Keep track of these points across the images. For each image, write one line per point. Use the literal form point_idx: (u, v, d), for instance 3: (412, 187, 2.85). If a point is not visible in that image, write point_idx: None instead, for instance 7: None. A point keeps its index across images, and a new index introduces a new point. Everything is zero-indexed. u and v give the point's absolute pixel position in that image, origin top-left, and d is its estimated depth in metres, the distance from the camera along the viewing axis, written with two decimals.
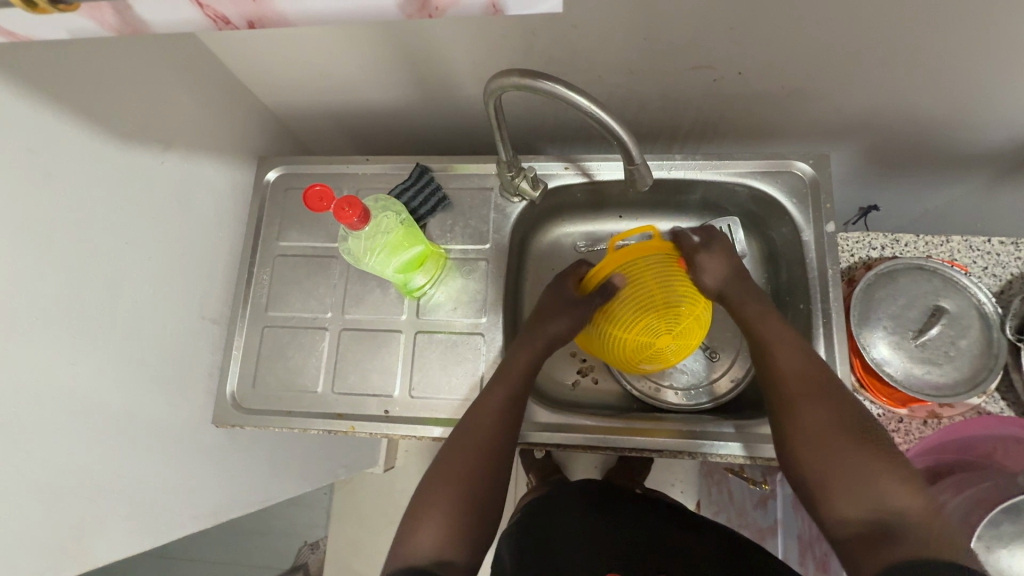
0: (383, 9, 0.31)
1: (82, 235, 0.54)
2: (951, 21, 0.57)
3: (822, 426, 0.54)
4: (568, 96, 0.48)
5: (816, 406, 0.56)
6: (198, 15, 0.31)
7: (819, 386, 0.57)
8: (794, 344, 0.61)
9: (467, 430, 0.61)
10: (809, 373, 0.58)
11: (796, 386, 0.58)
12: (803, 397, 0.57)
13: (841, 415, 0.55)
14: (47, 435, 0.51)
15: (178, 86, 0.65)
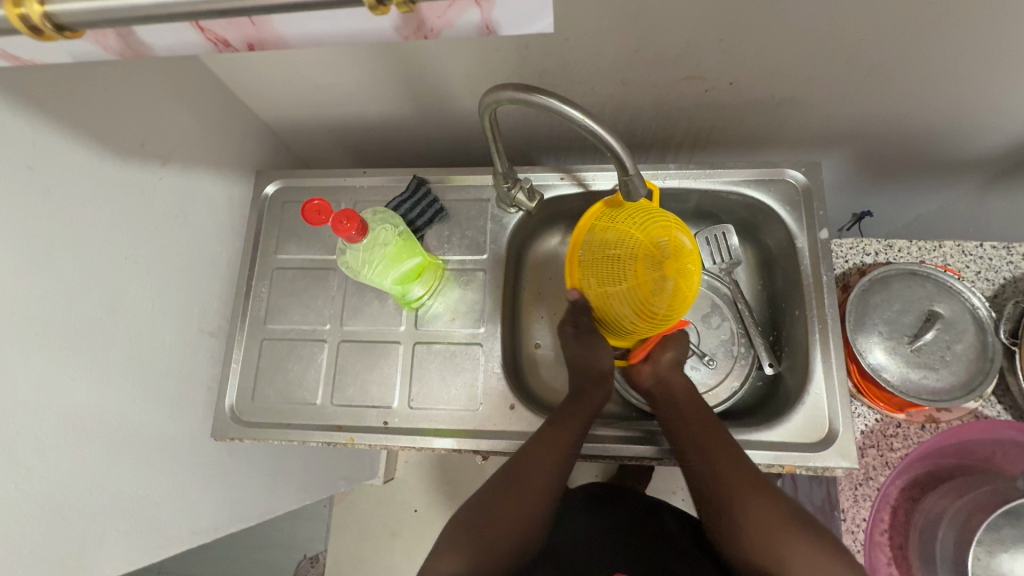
0: (381, 32, 0.32)
1: (82, 250, 0.55)
2: (937, 30, 0.58)
3: (766, 526, 0.58)
4: (562, 110, 0.48)
5: (755, 500, 0.59)
6: (200, 39, 0.32)
7: (751, 476, 0.60)
8: (720, 431, 0.63)
9: (517, 470, 0.63)
10: (740, 465, 0.60)
11: (735, 481, 0.60)
12: (744, 490, 0.59)
13: (778, 506, 0.59)
14: (48, 451, 0.52)
15: (177, 103, 0.66)
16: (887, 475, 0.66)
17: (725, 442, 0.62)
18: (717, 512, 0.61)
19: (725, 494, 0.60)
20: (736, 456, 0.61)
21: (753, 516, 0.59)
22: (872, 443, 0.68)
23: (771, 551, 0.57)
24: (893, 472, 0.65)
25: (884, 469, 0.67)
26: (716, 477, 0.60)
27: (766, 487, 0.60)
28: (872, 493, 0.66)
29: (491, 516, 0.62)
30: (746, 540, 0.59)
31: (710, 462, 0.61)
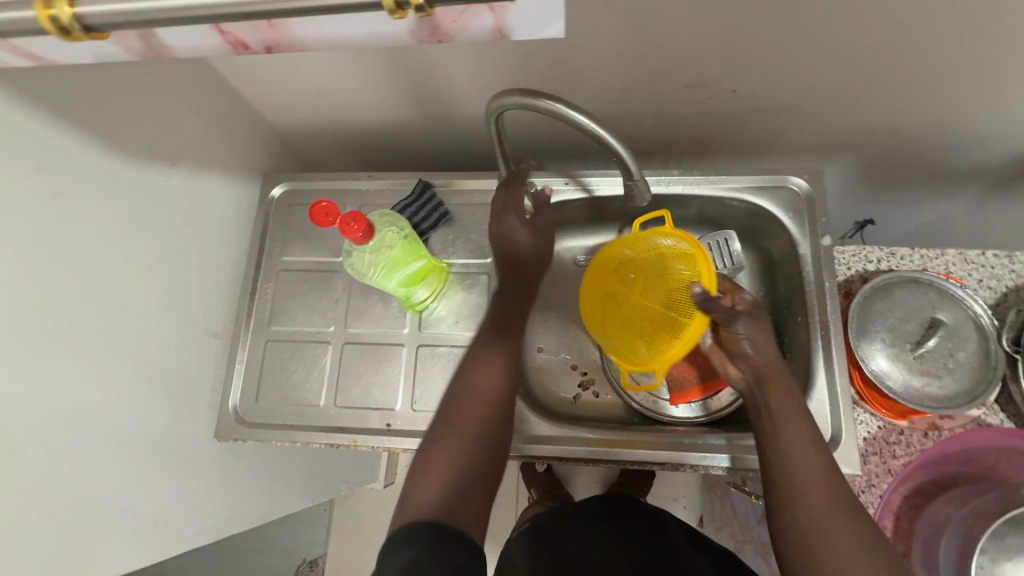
0: (396, 36, 0.32)
1: (90, 249, 0.55)
2: (938, 40, 0.59)
3: (846, 544, 0.50)
4: (569, 115, 0.49)
5: (838, 516, 0.51)
6: (219, 41, 0.32)
7: (840, 494, 0.53)
8: (813, 442, 0.55)
9: (452, 427, 0.59)
10: (826, 477, 0.53)
11: (818, 496, 0.52)
12: (824, 503, 0.52)
13: (860, 525, 0.51)
14: (52, 448, 0.52)
15: (186, 105, 0.66)
16: (890, 483, 0.66)
17: (823, 456, 0.54)
18: (786, 525, 0.53)
19: (811, 514, 0.52)
20: (824, 467, 0.54)
21: (834, 538, 0.50)
22: (875, 451, 0.68)
23: (838, 561, 0.50)
24: (895, 479, 0.65)
25: (886, 477, 0.67)
26: (798, 492, 0.53)
27: (846, 504, 0.52)
28: (875, 500, 0.66)
29: (439, 462, 0.56)
30: (814, 552, 0.51)
31: (794, 470, 0.53)
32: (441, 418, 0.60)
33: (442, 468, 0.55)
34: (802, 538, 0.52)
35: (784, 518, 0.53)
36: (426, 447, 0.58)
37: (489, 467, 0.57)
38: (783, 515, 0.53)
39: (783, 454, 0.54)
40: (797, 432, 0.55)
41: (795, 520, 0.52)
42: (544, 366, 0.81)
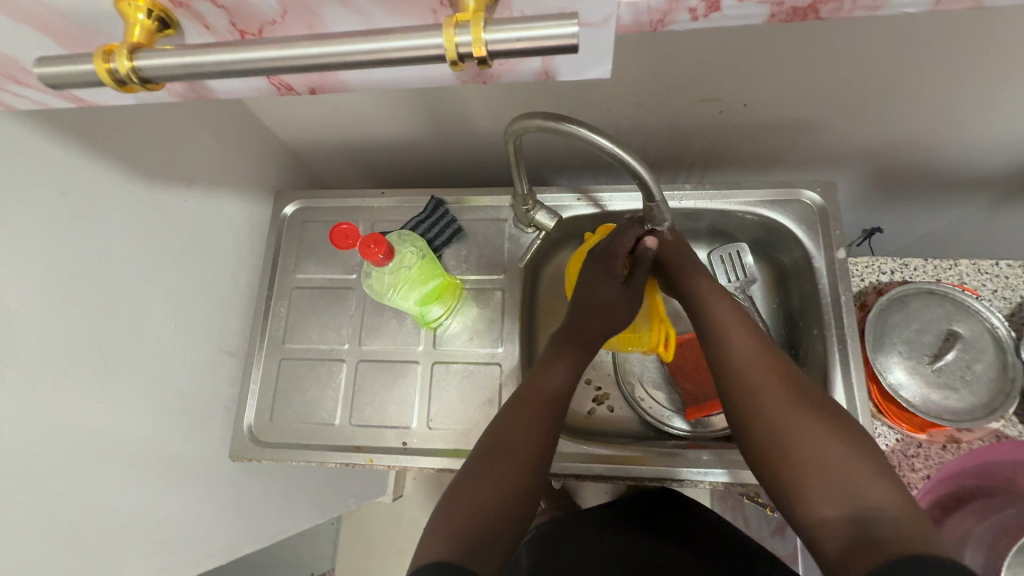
0: (444, 79, 0.33)
1: (109, 272, 0.55)
2: (951, 55, 0.59)
3: (775, 394, 0.54)
4: (592, 138, 0.49)
5: (766, 373, 0.55)
6: (265, 85, 0.34)
7: (768, 355, 0.57)
8: (737, 313, 0.61)
9: (477, 460, 0.56)
10: (755, 342, 0.58)
11: (746, 357, 0.57)
12: (751, 364, 0.56)
13: (789, 380, 0.55)
14: (71, 474, 0.52)
15: (202, 126, 0.66)
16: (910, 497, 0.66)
17: (745, 322, 0.60)
18: (725, 390, 0.57)
19: (739, 371, 0.56)
20: (751, 333, 0.59)
21: (763, 388, 0.55)
22: (893, 463, 0.67)
23: (771, 414, 0.53)
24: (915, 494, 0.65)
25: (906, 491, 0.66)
26: (726, 353, 0.58)
27: (770, 359, 0.57)
28: None
29: (463, 503, 0.53)
30: (756, 418, 0.54)
31: (721, 336, 0.59)
32: (478, 455, 0.57)
33: (462, 513, 0.52)
34: (740, 399, 0.55)
35: (720, 383, 0.58)
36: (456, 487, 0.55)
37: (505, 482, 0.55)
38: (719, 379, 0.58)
39: (711, 328, 0.60)
40: (720, 304, 0.61)
41: (729, 382, 0.57)
42: None
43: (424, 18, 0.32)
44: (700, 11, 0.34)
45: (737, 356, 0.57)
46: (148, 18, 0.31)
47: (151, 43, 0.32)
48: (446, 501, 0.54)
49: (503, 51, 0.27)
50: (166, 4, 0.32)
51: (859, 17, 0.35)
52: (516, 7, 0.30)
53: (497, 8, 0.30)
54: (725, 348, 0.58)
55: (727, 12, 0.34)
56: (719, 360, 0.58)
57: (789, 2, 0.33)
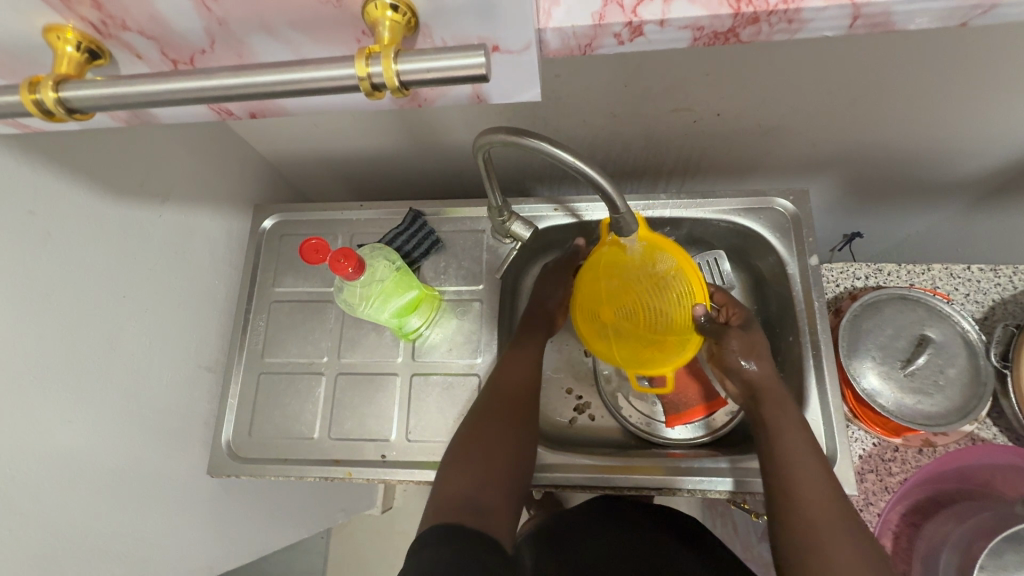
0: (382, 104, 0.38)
1: (79, 291, 0.55)
2: (914, 63, 0.60)
3: (845, 562, 0.49)
4: (553, 153, 0.49)
5: (838, 536, 0.51)
6: (207, 111, 0.38)
7: (842, 513, 0.53)
8: (815, 461, 0.56)
9: (474, 436, 0.60)
10: (829, 497, 0.54)
11: (818, 515, 0.53)
12: (824, 524, 0.52)
13: (862, 545, 0.51)
14: (43, 495, 0.51)
15: (178, 142, 0.67)
16: (887, 500, 0.66)
17: (823, 473, 0.56)
18: (787, 548, 0.53)
19: (808, 529, 0.52)
20: (828, 487, 0.55)
21: (834, 552, 0.50)
22: (871, 468, 0.67)
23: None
24: (893, 497, 0.65)
25: (884, 494, 0.66)
26: (795, 506, 0.54)
27: (844, 520, 0.52)
28: (873, 519, 0.66)
29: (465, 469, 0.57)
30: (813, 538, 0.52)
31: (793, 483, 0.55)
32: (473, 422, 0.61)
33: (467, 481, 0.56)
34: (798, 514, 0.53)
35: (781, 537, 0.54)
36: (453, 453, 0.59)
37: (500, 461, 0.58)
38: (780, 532, 0.54)
39: (777, 445, 0.58)
40: (797, 448, 0.57)
41: (793, 539, 0.52)
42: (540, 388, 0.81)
43: (350, 46, 0.34)
44: (625, 36, 0.38)
45: (805, 471, 0.55)
46: (77, 50, 0.32)
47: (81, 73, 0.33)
48: (449, 475, 0.57)
49: (417, 81, 0.28)
50: (95, 35, 0.32)
51: (780, 39, 0.39)
52: (436, 37, 0.32)
53: (418, 37, 0.32)
54: (794, 497, 0.54)
55: (651, 36, 0.39)
56: (784, 470, 0.56)
57: (708, 26, 0.37)
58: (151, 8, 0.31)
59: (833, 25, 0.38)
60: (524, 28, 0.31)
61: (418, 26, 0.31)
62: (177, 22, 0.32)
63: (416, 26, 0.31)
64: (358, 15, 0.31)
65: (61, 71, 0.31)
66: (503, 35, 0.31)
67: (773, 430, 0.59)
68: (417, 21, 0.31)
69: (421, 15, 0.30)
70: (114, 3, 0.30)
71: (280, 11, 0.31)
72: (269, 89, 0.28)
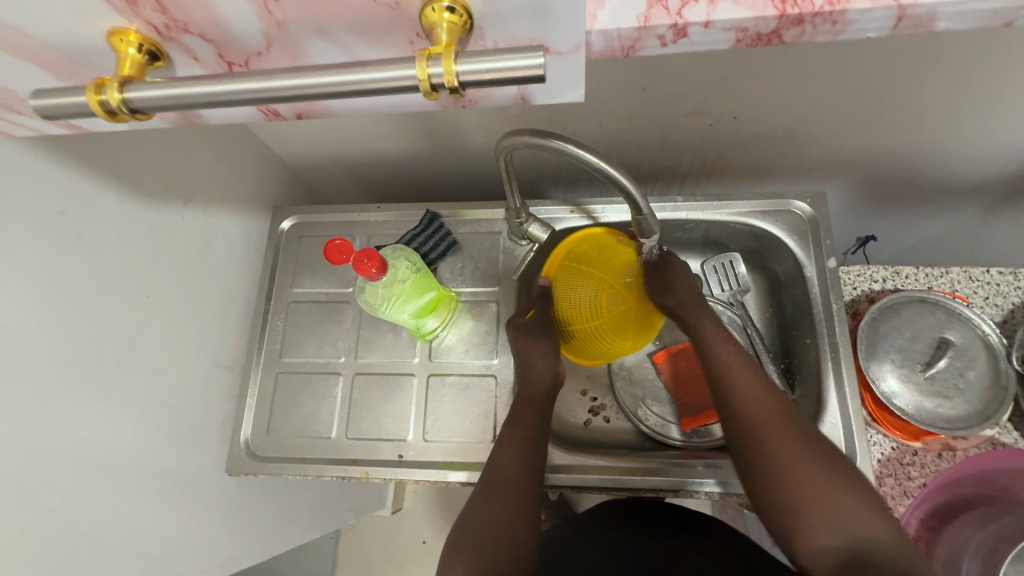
0: (425, 105, 0.37)
1: (105, 291, 0.56)
2: (933, 67, 0.60)
3: (790, 452, 0.56)
4: (577, 154, 0.50)
5: (782, 428, 0.58)
6: (253, 112, 0.38)
7: (777, 407, 0.59)
8: (747, 364, 0.62)
9: (485, 490, 0.61)
10: (769, 396, 0.60)
11: (764, 412, 0.59)
12: (768, 420, 0.58)
13: (801, 433, 0.58)
14: (67, 490, 0.52)
15: (200, 145, 0.68)
16: (907, 505, 0.65)
17: (756, 376, 0.62)
18: (738, 443, 0.59)
19: (756, 425, 0.58)
20: (759, 386, 0.61)
21: (780, 443, 0.57)
22: (889, 472, 0.67)
23: (785, 461, 0.56)
24: (913, 503, 0.64)
25: (903, 499, 0.66)
26: (742, 407, 0.60)
27: (783, 412, 0.59)
28: None
29: (477, 524, 0.59)
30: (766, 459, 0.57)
31: (736, 388, 0.61)
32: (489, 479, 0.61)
33: (494, 548, 0.57)
34: (748, 437, 0.58)
35: (733, 435, 0.60)
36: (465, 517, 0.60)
37: (506, 500, 0.60)
38: (732, 431, 0.60)
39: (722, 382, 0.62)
40: (735, 360, 0.62)
41: (743, 436, 0.59)
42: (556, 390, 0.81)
43: (403, 48, 0.34)
44: (668, 38, 0.39)
45: (754, 404, 0.59)
46: (139, 51, 0.33)
47: (141, 75, 0.34)
48: (463, 534, 0.59)
49: (475, 82, 0.28)
50: (156, 37, 0.33)
51: (823, 41, 0.39)
52: (488, 38, 0.33)
53: (471, 39, 0.33)
54: (744, 402, 0.60)
55: (694, 38, 0.39)
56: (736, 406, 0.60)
57: (753, 27, 0.37)
58: (215, 10, 0.31)
59: (876, 27, 0.38)
60: (579, 28, 0.31)
61: (474, 27, 0.32)
62: (236, 24, 0.32)
63: (470, 28, 0.32)
64: (415, 17, 0.31)
65: (125, 72, 0.32)
66: (554, 38, 0.32)
67: (706, 343, 0.64)
68: (471, 22, 0.31)
69: (477, 17, 0.31)
70: (178, 7, 0.31)
71: (337, 14, 0.31)
72: (310, 91, 0.28)
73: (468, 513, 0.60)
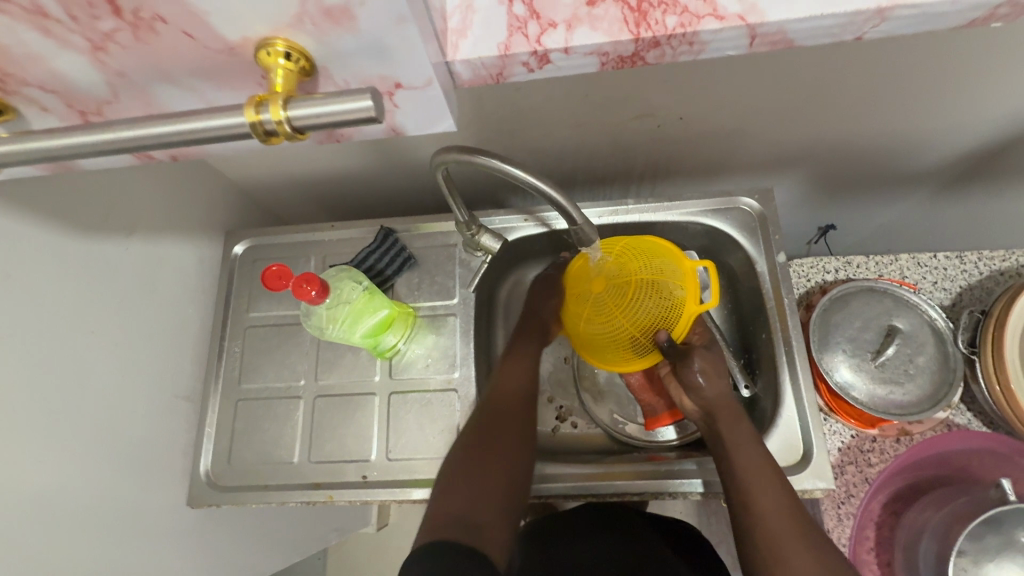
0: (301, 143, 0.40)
1: (46, 330, 0.55)
2: (866, 61, 0.61)
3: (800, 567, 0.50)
4: (503, 169, 0.49)
5: (790, 535, 0.51)
6: (131, 158, 0.38)
7: (794, 516, 0.53)
8: (765, 461, 0.56)
9: (468, 458, 0.56)
10: (805, 547, 0.51)
11: (772, 516, 0.53)
12: (778, 523, 0.52)
13: (812, 538, 0.51)
14: (15, 539, 0.50)
15: (141, 173, 0.66)
16: (867, 492, 0.66)
17: (783, 500, 0.54)
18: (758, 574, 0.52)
19: (755, 520, 0.53)
20: (777, 481, 0.55)
21: (787, 554, 0.50)
22: (850, 460, 0.68)
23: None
24: (873, 489, 0.66)
25: (863, 486, 0.67)
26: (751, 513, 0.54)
27: (793, 511, 0.53)
28: (854, 511, 0.66)
29: (457, 486, 0.54)
30: (758, 532, 0.53)
31: (744, 487, 0.55)
32: (459, 451, 0.58)
33: (457, 492, 0.53)
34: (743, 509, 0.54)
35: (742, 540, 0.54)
36: (444, 482, 0.55)
37: (498, 469, 0.56)
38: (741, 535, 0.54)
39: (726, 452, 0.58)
40: (766, 491, 0.54)
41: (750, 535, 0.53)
42: None
43: (252, 90, 0.35)
44: (532, 64, 0.41)
45: (751, 474, 0.55)
46: None
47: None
48: (443, 494, 0.53)
49: (310, 125, 0.29)
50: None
51: (684, 60, 0.41)
52: (337, 78, 0.33)
53: (319, 80, 0.34)
54: (759, 523, 0.53)
55: (559, 62, 0.41)
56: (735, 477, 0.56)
57: (612, 51, 0.40)
58: (49, 66, 0.31)
59: (734, 44, 0.41)
60: (423, 68, 0.33)
61: (316, 69, 0.33)
62: (74, 76, 0.32)
63: (314, 71, 0.33)
64: (253, 61, 0.32)
65: None
66: (403, 75, 0.33)
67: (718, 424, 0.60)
68: (314, 66, 0.32)
69: (315, 61, 0.32)
70: (10, 63, 0.31)
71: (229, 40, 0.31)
72: (237, 125, 0.29)
73: (446, 479, 0.55)
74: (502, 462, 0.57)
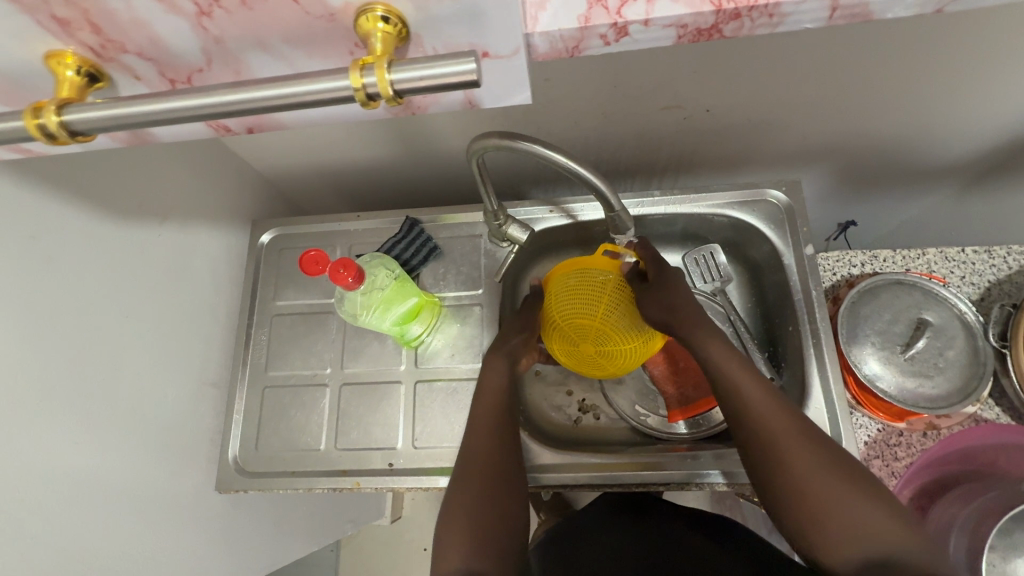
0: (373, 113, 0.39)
1: (83, 314, 0.55)
2: (899, 53, 0.61)
3: (814, 480, 0.50)
4: (544, 154, 0.50)
5: (800, 451, 0.52)
6: (205, 129, 0.39)
7: (801, 434, 0.53)
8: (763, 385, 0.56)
9: (467, 479, 0.56)
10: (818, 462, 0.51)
11: (782, 437, 0.53)
12: (787, 441, 0.52)
13: (821, 453, 0.52)
14: (51, 518, 0.51)
15: (173, 161, 0.67)
16: (894, 485, 0.66)
17: (816, 457, 0.51)
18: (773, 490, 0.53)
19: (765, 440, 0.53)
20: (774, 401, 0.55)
21: (801, 471, 0.51)
22: (876, 454, 0.68)
23: (817, 495, 0.50)
24: (899, 482, 0.66)
25: (890, 480, 0.67)
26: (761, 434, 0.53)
27: (798, 429, 0.53)
28: None
29: (460, 513, 0.54)
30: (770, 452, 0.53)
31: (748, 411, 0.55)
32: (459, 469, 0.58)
33: (461, 520, 0.53)
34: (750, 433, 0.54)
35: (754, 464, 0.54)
36: (448, 506, 0.55)
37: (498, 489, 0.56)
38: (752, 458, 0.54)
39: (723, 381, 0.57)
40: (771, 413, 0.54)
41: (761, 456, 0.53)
42: (539, 389, 0.82)
43: (343, 59, 0.35)
44: (610, 37, 0.40)
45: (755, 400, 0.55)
46: (77, 74, 0.34)
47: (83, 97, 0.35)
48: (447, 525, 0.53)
49: (410, 89, 0.30)
50: (95, 59, 0.34)
51: (761, 33, 0.41)
52: (427, 45, 0.34)
53: (411, 47, 0.34)
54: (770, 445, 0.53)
55: (636, 36, 0.41)
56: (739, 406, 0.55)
57: (692, 24, 0.39)
58: (131, 37, 0.32)
59: (812, 18, 0.40)
60: (514, 33, 0.32)
61: (410, 35, 0.33)
62: (175, 44, 0.33)
63: (407, 36, 0.33)
64: (351, 27, 0.33)
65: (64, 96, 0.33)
66: (491, 42, 0.33)
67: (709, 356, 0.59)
68: (408, 31, 0.32)
69: (411, 25, 0.32)
70: (113, 27, 0.32)
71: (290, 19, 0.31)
72: (294, 102, 0.30)
73: (450, 503, 0.55)
74: (498, 477, 0.57)
